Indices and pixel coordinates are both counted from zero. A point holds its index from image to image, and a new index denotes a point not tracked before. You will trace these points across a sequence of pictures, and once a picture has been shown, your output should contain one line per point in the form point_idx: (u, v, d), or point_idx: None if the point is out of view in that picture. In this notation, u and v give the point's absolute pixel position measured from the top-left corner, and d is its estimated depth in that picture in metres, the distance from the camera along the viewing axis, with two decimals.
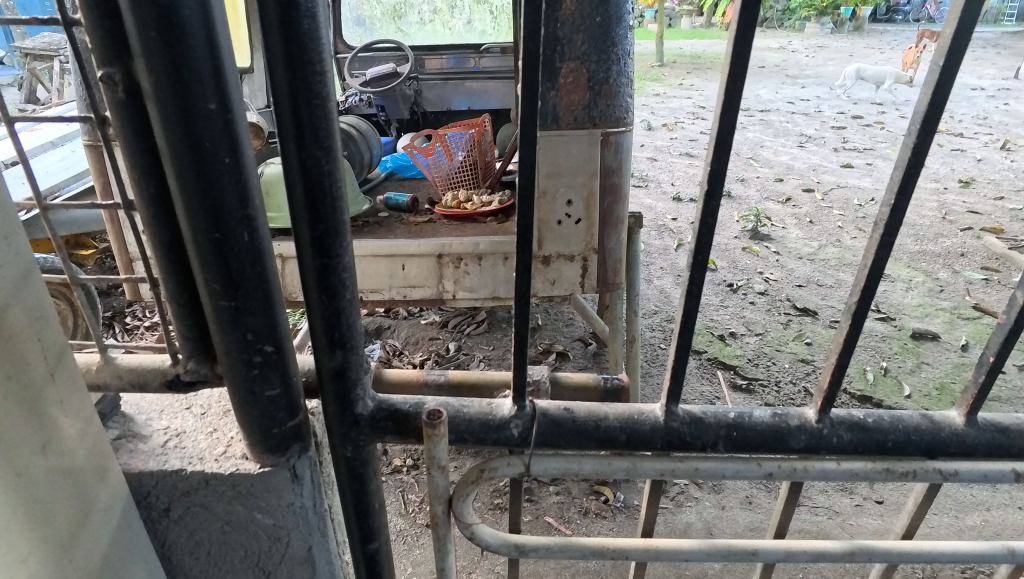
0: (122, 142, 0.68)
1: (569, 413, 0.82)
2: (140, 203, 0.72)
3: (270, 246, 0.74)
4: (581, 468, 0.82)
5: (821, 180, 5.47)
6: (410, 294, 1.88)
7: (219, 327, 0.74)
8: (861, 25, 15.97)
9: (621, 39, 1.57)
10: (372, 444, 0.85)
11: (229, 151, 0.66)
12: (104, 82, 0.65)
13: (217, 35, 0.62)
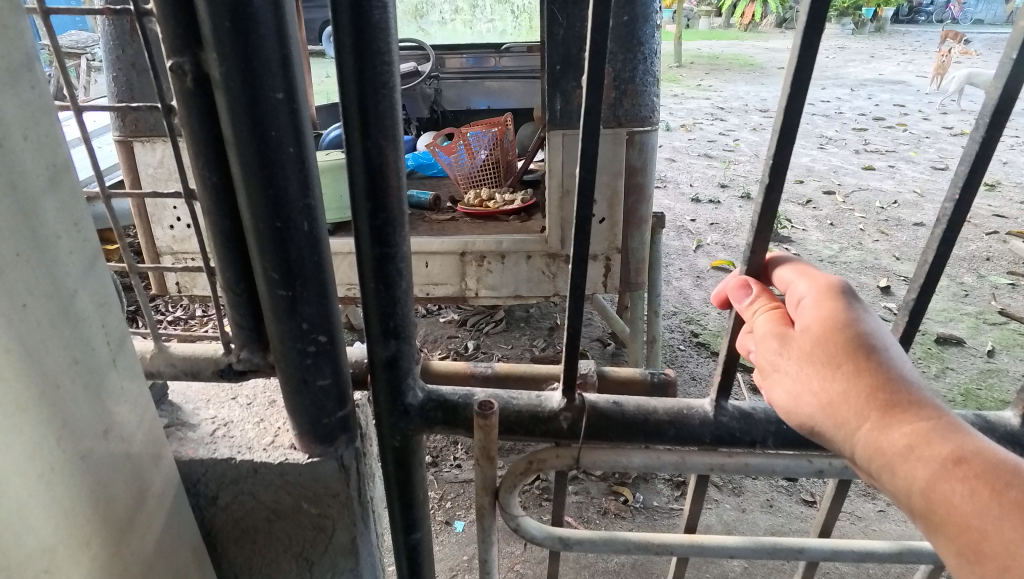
0: (188, 131, 0.69)
1: (617, 407, 0.83)
2: (202, 191, 0.72)
3: (327, 237, 0.74)
4: (629, 462, 0.84)
5: (842, 182, 5.41)
6: (433, 291, 1.89)
7: (275, 317, 0.75)
8: (881, 26, 15.81)
9: (647, 39, 1.57)
10: (420, 433, 0.86)
11: (293, 141, 0.67)
12: (173, 72, 0.66)
13: (286, 25, 0.62)
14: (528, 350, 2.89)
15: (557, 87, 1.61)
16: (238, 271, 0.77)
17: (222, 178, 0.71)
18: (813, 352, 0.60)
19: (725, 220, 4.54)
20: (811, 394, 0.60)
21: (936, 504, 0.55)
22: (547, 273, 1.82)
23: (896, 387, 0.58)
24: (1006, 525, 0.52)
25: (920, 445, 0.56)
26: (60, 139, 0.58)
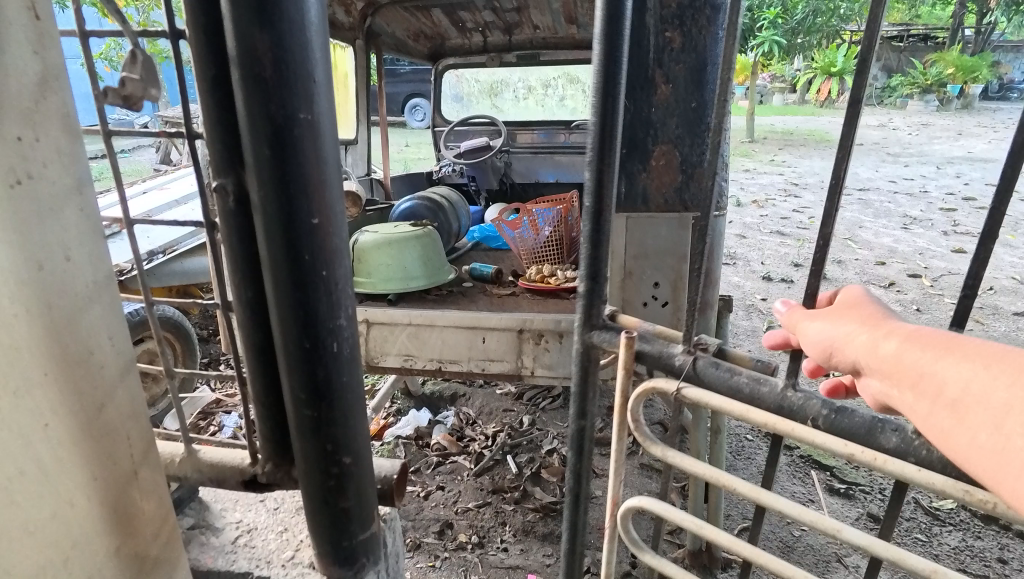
0: (229, 244, 0.91)
1: (718, 365, 0.94)
2: (238, 304, 0.94)
3: (351, 353, 0.94)
4: (710, 401, 0.91)
5: (929, 264, 5.10)
6: (489, 368, 1.85)
7: (302, 435, 0.94)
8: (970, 104, 15.28)
9: (717, 124, 1.54)
10: (595, 351, 1.10)
11: (324, 265, 0.86)
12: (218, 191, 0.87)
13: (319, 161, 0.83)
14: None
15: (621, 171, 1.60)
16: (264, 382, 0.99)
17: (254, 295, 0.92)
18: (835, 314, 0.79)
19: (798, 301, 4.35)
20: (834, 328, 0.77)
21: (924, 374, 0.66)
22: None
23: (889, 317, 0.75)
24: (975, 372, 0.63)
25: (911, 333, 0.70)
26: (108, 265, 0.81)
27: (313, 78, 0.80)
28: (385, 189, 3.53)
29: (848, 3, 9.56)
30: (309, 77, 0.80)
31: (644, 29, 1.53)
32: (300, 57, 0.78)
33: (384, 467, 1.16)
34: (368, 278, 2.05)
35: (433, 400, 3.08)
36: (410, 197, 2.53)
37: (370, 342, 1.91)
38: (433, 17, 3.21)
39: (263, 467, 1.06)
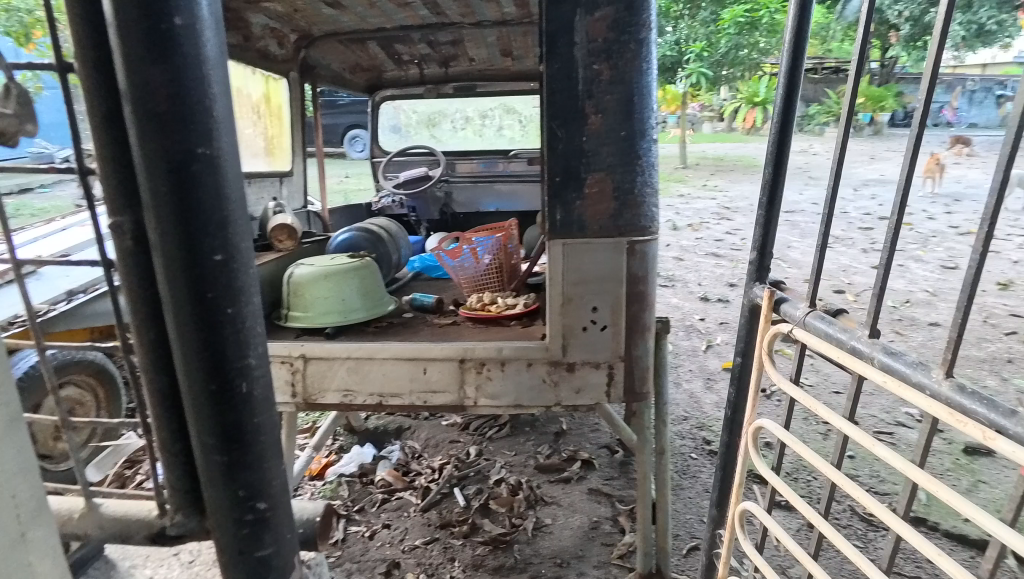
0: (127, 286, 0.94)
1: (822, 319, 1.31)
2: (142, 346, 0.96)
3: (265, 393, 0.94)
4: (812, 341, 1.30)
5: (853, 281, 5.40)
6: (431, 400, 1.82)
7: (213, 480, 0.93)
8: (880, 131, 16.45)
9: (645, 152, 1.65)
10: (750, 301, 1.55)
11: (230, 304, 0.88)
12: (115, 231, 0.92)
13: (225, 202, 0.86)
14: (532, 457, 2.78)
15: (558, 198, 1.66)
16: (172, 429, 1.00)
17: (157, 336, 0.95)
18: None
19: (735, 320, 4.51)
20: None
21: None
22: (549, 381, 1.77)
23: None
24: None
25: None
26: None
27: (215, 122, 0.84)
28: (323, 221, 3.46)
29: (767, 38, 10.15)
30: (207, 125, 0.83)
31: (573, 62, 1.58)
32: (197, 105, 0.82)
33: (305, 509, 1.17)
34: (306, 312, 2.00)
35: (377, 436, 3.01)
36: (348, 227, 2.50)
37: (308, 379, 1.85)
38: (370, 50, 3.22)
39: (173, 519, 1.05)
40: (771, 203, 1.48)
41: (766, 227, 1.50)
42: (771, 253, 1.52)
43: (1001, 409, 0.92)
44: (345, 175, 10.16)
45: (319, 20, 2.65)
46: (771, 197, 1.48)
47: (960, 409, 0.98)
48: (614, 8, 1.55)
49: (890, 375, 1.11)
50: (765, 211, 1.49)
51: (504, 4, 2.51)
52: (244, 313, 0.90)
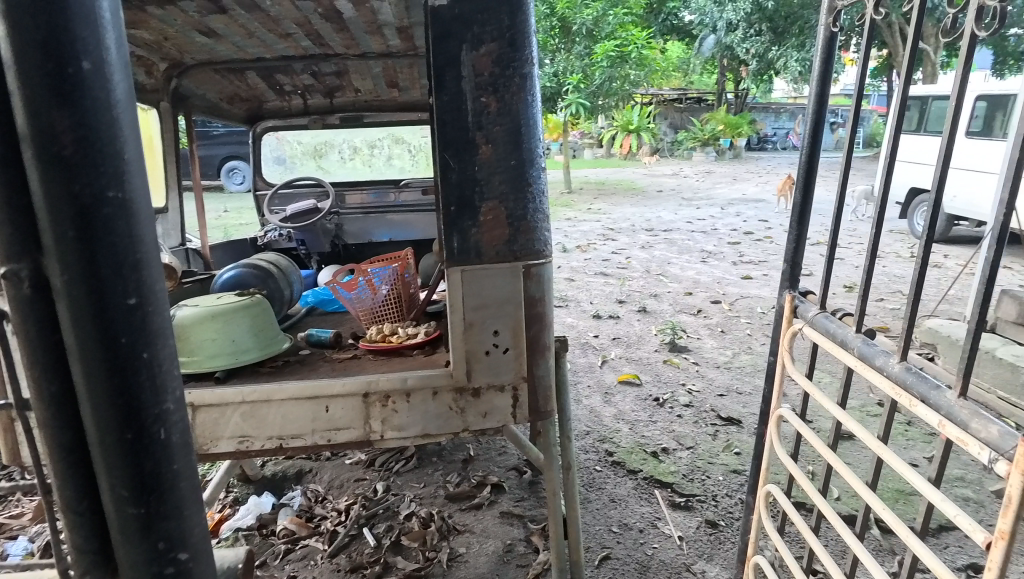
0: (20, 329, 0.66)
1: (823, 317, 1.56)
2: (38, 401, 0.68)
3: (188, 436, 0.73)
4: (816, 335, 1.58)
5: (726, 291, 5.89)
6: (335, 438, 1.76)
7: (126, 538, 0.70)
8: (739, 154, 18.15)
9: (535, 180, 1.73)
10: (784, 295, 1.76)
11: (147, 345, 0.66)
12: (8, 278, 0.64)
13: (139, 227, 0.65)
14: (441, 487, 2.75)
15: (454, 227, 1.69)
16: (79, 485, 0.71)
17: (62, 388, 0.67)
18: None
19: (626, 334, 4.75)
20: None
21: None
22: (456, 408, 1.78)
23: None
24: None
25: None
26: None
27: (120, 127, 0.63)
28: (205, 259, 3.28)
29: (637, 71, 10.94)
30: (116, 148, 0.63)
31: (461, 95, 1.64)
32: (104, 125, 0.62)
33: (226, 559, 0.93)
34: (191, 356, 1.88)
35: (276, 483, 2.84)
36: (235, 265, 2.39)
37: (198, 428, 1.73)
38: (249, 80, 3.11)
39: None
40: (800, 219, 1.75)
41: (797, 240, 1.76)
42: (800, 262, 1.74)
43: (928, 382, 1.18)
44: (223, 209, 9.62)
45: (192, 48, 2.53)
46: (801, 214, 1.75)
47: (902, 384, 1.24)
48: (498, 44, 1.62)
49: (863, 362, 1.37)
50: (796, 227, 1.76)
51: (388, 36, 2.54)
52: (165, 363, 0.69)
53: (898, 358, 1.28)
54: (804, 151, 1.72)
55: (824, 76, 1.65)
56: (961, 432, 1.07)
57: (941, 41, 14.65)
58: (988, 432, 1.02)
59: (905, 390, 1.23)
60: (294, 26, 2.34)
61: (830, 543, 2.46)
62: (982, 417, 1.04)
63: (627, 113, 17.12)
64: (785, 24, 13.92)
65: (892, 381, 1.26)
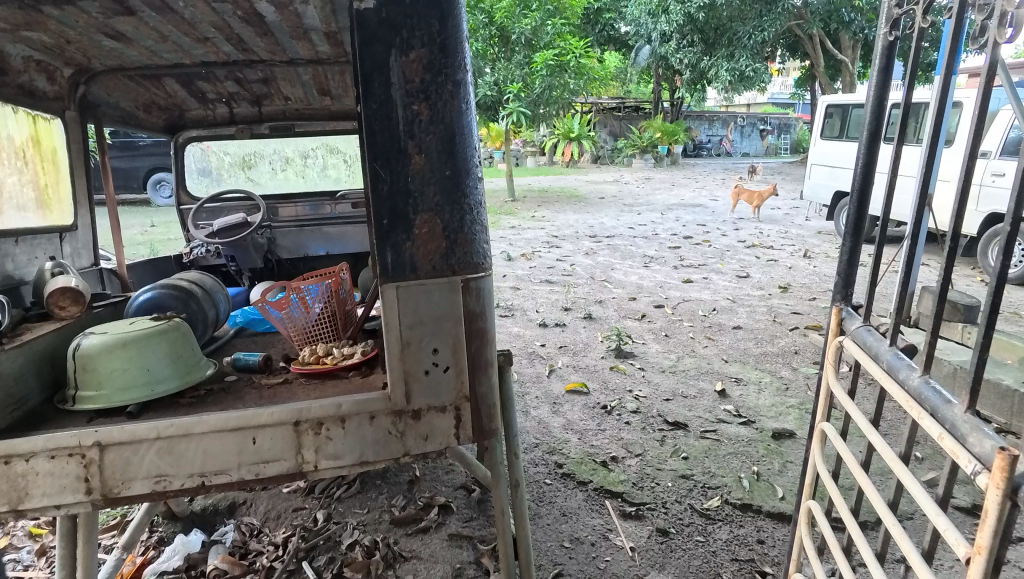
0: None
1: (866, 329, 1.50)
2: None
3: None
4: (853, 346, 1.52)
5: (668, 295, 5.98)
6: (265, 471, 1.62)
7: None
8: (676, 161, 18.69)
9: (471, 191, 1.66)
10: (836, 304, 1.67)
11: None
12: None
13: None
14: (386, 512, 2.63)
15: (387, 241, 1.61)
16: None
17: None
18: None
19: (572, 342, 4.74)
20: None
21: None
22: (395, 432, 1.68)
23: None
24: None
25: None
26: None
27: None
28: (121, 278, 3.00)
29: (575, 80, 11.04)
30: None
31: (391, 103, 1.56)
32: None
33: None
34: (99, 389, 1.71)
35: (205, 518, 2.65)
36: (150, 286, 2.20)
37: (107, 470, 1.56)
38: (166, 87, 2.91)
39: None
40: (854, 234, 1.65)
41: (850, 254, 1.67)
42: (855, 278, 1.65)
43: (942, 396, 1.14)
44: (148, 225, 9.11)
45: (98, 53, 2.33)
46: (854, 229, 1.65)
47: (917, 398, 1.21)
48: (428, 50, 1.55)
49: (889, 374, 1.33)
50: (850, 242, 1.66)
51: (316, 42, 2.42)
52: None
53: (918, 372, 1.24)
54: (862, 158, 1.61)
55: (883, 85, 1.55)
56: (955, 444, 1.05)
57: (858, 53, 15.55)
58: (982, 446, 1.00)
59: (918, 403, 1.20)
60: (211, 30, 2.19)
61: (778, 544, 2.49)
62: (985, 431, 1.01)
63: (568, 121, 17.35)
64: (715, 35, 14.45)
65: (908, 395, 1.23)
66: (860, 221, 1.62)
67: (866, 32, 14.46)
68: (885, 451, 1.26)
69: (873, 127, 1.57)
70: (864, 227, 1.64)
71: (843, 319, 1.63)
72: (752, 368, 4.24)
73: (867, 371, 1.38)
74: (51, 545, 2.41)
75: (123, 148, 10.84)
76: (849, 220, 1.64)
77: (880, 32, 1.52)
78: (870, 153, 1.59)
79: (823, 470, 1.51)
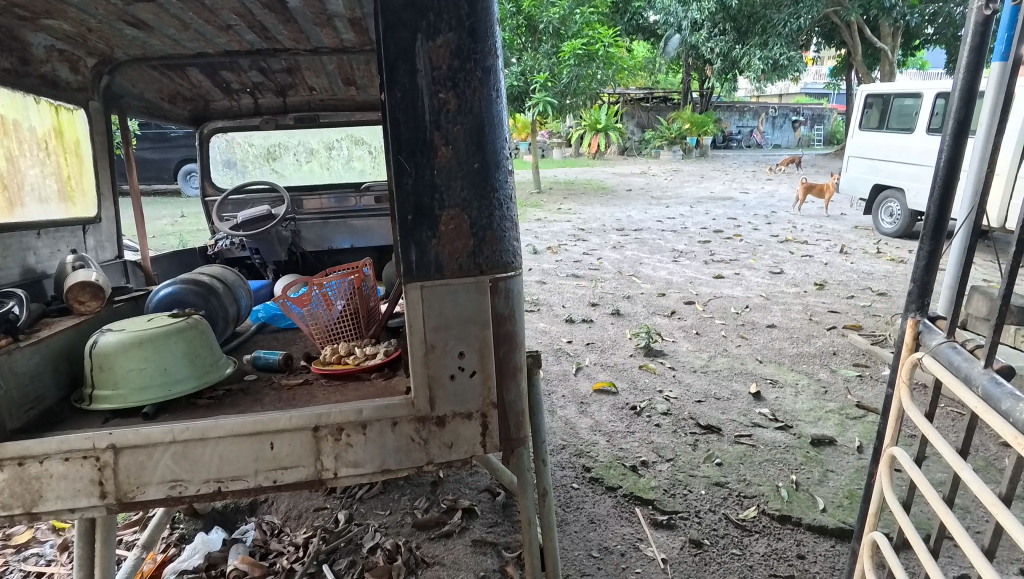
0: None
1: (953, 349, 1.37)
2: None
3: None
4: (937, 365, 1.38)
5: (699, 291, 5.80)
6: (283, 478, 1.55)
7: None
8: (705, 153, 18.32)
9: (501, 185, 1.56)
10: (909, 315, 1.53)
11: None
12: None
13: None
14: (408, 514, 2.56)
15: (411, 238, 1.51)
16: None
17: None
18: None
19: (600, 339, 4.62)
20: None
21: None
22: (418, 440, 1.59)
23: None
24: None
25: None
26: None
27: None
28: (145, 271, 2.97)
29: (603, 70, 10.82)
30: None
31: (416, 91, 1.46)
32: None
33: None
34: (116, 388, 1.66)
35: (226, 515, 2.62)
36: (171, 281, 2.14)
37: (121, 474, 1.50)
38: (190, 77, 2.85)
39: None
40: (935, 235, 1.52)
41: (931, 257, 1.53)
42: (933, 282, 1.52)
43: None
44: (179, 216, 9.21)
45: (121, 42, 2.26)
46: (936, 230, 1.52)
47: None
48: (456, 34, 1.44)
49: (985, 402, 1.19)
50: (929, 245, 1.53)
51: (340, 29, 2.32)
52: None
53: None
54: (948, 151, 1.47)
55: (975, 70, 1.41)
56: None
57: (898, 40, 15.00)
58: None
59: None
60: (233, 17, 2.10)
61: (819, 560, 2.35)
62: None
63: (595, 112, 17.12)
64: (747, 23, 14.08)
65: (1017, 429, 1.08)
66: (942, 220, 1.48)
67: (907, 19, 13.93)
68: (978, 489, 1.12)
69: (962, 117, 1.44)
70: (947, 228, 1.50)
71: (920, 334, 1.49)
72: (787, 369, 4.06)
73: (959, 396, 1.24)
74: (72, 541, 2.39)
75: (155, 140, 11.00)
76: (929, 220, 1.51)
77: (974, 7, 1.43)
78: (958, 146, 1.45)
79: (895, 501, 1.40)
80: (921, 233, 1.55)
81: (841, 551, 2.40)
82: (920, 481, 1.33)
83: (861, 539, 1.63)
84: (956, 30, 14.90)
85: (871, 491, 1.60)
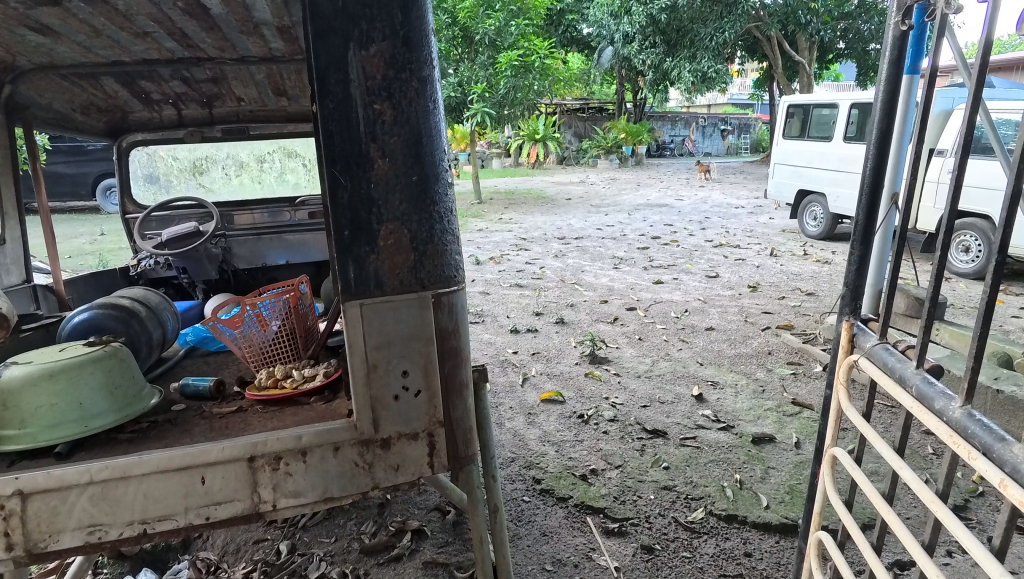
0: None
1: (885, 349, 1.44)
2: None
3: None
4: (871, 365, 1.44)
5: (640, 297, 5.92)
6: (216, 514, 1.45)
7: None
8: (640, 161, 18.82)
9: (441, 198, 1.52)
10: (844, 318, 1.59)
11: None
12: None
13: None
14: (355, 540, 2.46)
15: (349, 254, 1.46)
16: None
17: None
18: None
19: (545, 348, 4.62)
20: None
21: None
22: (362, 464, 1.52)
23: None
24: None
25: None
26: None
27: None
28: (57, 295, 2.75)
29: (540, 81, 10.96)
30: None
31: (349, 101, 1.41)
32: None
33: None
34: (22, 428, 1.51)
35: (155, 555, 2.45)
36: (87, 305, 2.00)
37: (30, 522, 1.37)
38: (105, 86, 2.68)
39: None
40: (863, 240, 1.59)
41: (860, 262, 1.60)
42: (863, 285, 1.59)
43: (993, 434, 1.05)
44: (98, 234, 8.69)
45: (23, 48, 2.08)
46: (864, 236, 1.59)
47: (961, 432, 1.12)
48: (390, 43, 1.40)
49: (919, 401, 1.25)
50: (859, 249, 1.60)
51: (269, 37, 2.23)
52: None
53: (959, 403, 1.15)
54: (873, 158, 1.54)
55: (894, 82, 1.49)
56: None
57: (815, 54, 15.92)
58: None
59: (964, 439, 1.11)
60: (150, 23, 1.97)
61: (765, 556, 2.42)
62: None
63: (533, 122, 17.34)
64: (676, 36, 14.58)
65: (954, 427, 1.13)
66: (870, 224, 1.55)
67: (821, 34, 14.82)
68: (918, 486, 1.17)
69: (885, 127, 1.51)
70: (873, 233, 1.57)
71: (854, 337, 1.54)
72: (727, 370, 4.18)
73: (895, 397, 1.30)
74: None
75: (69, 153, 10.35)
76: (859, 226, 1.58)
77: (892, 23, 1.49)
78: (882, 155, 1.53)
79: (835, 498, 1.45)
80: (851, 238, 1.62)
81: (785, 546, 2.47)
82: (860, 478, 1.38)
83: (806, 537, 1.67)
84: (865, 45, 15.97)
85: (815, 489, 1.65)
